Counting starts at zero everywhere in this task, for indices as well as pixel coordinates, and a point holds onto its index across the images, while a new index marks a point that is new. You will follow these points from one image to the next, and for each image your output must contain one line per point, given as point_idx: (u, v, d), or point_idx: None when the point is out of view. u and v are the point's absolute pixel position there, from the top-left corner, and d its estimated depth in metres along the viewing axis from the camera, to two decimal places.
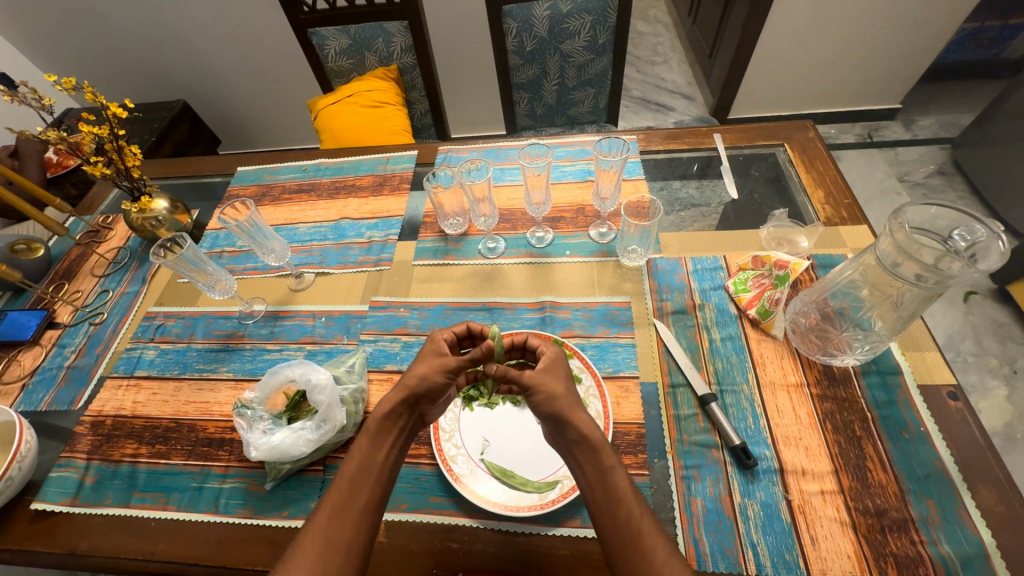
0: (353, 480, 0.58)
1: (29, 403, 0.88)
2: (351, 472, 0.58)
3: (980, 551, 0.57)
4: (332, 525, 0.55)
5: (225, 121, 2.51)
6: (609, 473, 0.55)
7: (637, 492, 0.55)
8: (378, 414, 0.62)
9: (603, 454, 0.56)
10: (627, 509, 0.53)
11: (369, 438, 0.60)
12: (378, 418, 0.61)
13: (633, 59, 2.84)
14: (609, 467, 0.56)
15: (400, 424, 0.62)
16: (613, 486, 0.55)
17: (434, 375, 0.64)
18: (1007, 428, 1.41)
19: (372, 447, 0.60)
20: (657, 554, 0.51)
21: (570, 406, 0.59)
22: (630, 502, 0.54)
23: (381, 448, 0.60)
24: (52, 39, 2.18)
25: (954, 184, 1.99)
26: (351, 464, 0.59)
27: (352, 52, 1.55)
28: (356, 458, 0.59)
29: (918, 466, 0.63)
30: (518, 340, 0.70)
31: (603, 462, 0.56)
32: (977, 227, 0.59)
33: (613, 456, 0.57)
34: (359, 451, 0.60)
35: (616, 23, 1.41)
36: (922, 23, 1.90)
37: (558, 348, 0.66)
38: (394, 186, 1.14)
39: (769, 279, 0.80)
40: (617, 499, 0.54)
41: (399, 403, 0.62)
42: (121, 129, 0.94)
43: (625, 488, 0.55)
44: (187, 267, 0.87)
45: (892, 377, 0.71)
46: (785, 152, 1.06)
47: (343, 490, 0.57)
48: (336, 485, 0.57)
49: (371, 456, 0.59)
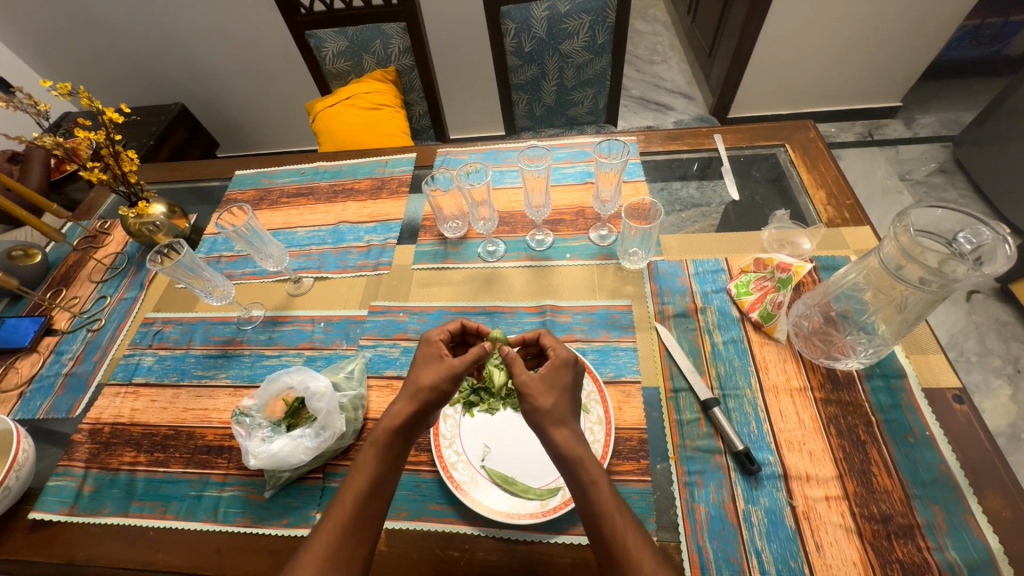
0: (359, 492, 0.57)
1: (26, 411, 0.87)
2: (356, 486, 0.57)
3: (986, 557, 0.56)
4: (337, 536, 0.54)
5: (223, 123, 2.50)
6: (590, 487, 0.54)
7: (622, 504, 0.54)
8: (388, 424, 0.60)
9: (583, 468, 0.55)
10: (610, 522, 0.52)
11: (377, 450, 0.59)
12: (386, 430, 0.60)
13: (632, 58, 2.83)
14: (591, 481, 0.55)
15: (406, 435, 0.61)
16: (595, 500, 0.54)
17: (428, 379, 0.63)
18: (1011, 428, 1.40)
19: (379, 459, 0.59)
20: (644, 565, 0.50)
21: (551, 421, 0.58)
22: (613, 514, 0.53)
23: (387, 460, 0.59)
24: (49, 42, 2.17)
25: (955, 182, 1.98)
26: (357, 475, 0.58)
27: (349, 54, 1.54)
28: (363, 470, 0.58)
29: (924, 472, 0.63)
30: (530, 338, 0.70)
31: (583, 477, 0.55)
32: (982, 230, 0.59)
33: (595, 469, 0.55)
34: (366, 463, 0.59)
35: (615, 23, 1.39)
36: (923, 20, 1.89)
37: (570, 352, 0.64)
38: (393, 189, 1.13)
39: (772, 281, 0.79)
40: (599, 514, 0.53)
41: (410, 417, 0.61)
42: (117, 134, 0.94)
43: (608, 501, 0.54)
44: (184, 273, 0.86)
45: (896, 380, 0.71)
46: (786, 152, 1.06)
47: (347, 502, 0.56)
48: (340, 496, 0.57)
49: (378, 467, 0.58)
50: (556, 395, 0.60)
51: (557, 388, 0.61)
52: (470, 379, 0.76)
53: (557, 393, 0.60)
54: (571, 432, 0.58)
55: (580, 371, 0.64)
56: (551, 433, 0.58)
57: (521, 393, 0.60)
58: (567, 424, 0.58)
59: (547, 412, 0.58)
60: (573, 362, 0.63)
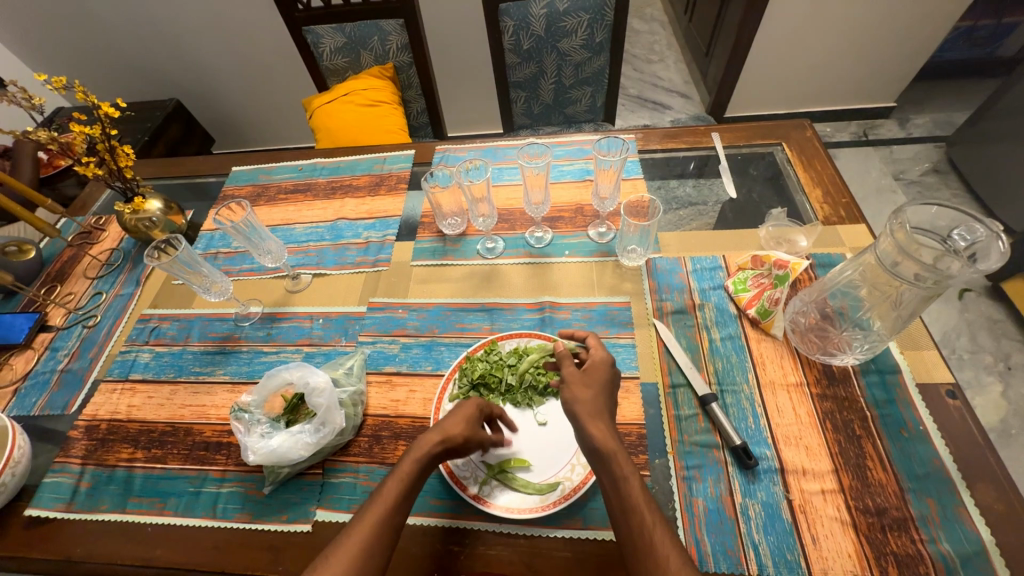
0: (393, 501, 0.57)
1: (21, 407, 0.87)
2: (391, 494, 0.57)
3: (978, 549, 0.57)
4: (368, 542, 0.54)
5: (218, 119, 2.48)
6: (622, 482, 0.55)
7: (651, 501, 0.54)
8: (432, 442, 0.61)
9: (615, 462, 0.56)
10: (639, 516, 0.53)
11: (417, 463, 0.59)
12: (429, 444, 0.60)
13: (629, 57, 2.84)
14: (622, 477, 0.55)
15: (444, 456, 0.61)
16: (626, 495, 0.54)
17: (456, 428, 0.62)
18: (1002, 424, 1.42)
19: (418, 471, 0.59)
20: (669, 564, 0.49)
21: (589, 413, 0.60)
22: (642, 510, 0.53)
23: (424, 473, 0.60)
24: (41, 37, 2.14)
25: (948, 181, 2.00)
26: (392, 484, 0.58)
27: (347, 50, 1.54)
28: (399, 480, 0.58)
29: (918, 465, 0.63)
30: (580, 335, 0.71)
31: (616, 472, 0.55)
32: (976, 227, 0.59)
33: (627, 465, 0.55)
34: (404, 473, 0.59)
35: (613, 21, 1.40)
36: (918, 21, 1.91)
37: (605, 351, 0.67)
38: (391, 185, 1.13)
39: (769, 278, 0.80)
40: (630, 508, 0.53)
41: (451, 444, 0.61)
42: (114, 129, 0.93)
43: (637, 495, 0.54)
44: (182, 269, 0.85)
45: (891, 376, 0.72)
46: (783, 151, 1.07)
47: (381, 508, 0.56)
48: (376, 500, 0.57)
49: (412, 479, 0.59)
50: (594, 391, 0.62)
51: (599, 383, 0.63)
52: (468, 376, 0.75)
53: (595, 388, 0.63)
54: (608, 426, 0.59)
55: (615, 370, 0.66)
56: (588, 425, 0.59)
57: (565, 384, 0.64)
58: (602, 418, 0.60)
59: (583, 404, 0.61)
60: (609, 361, 0.65)
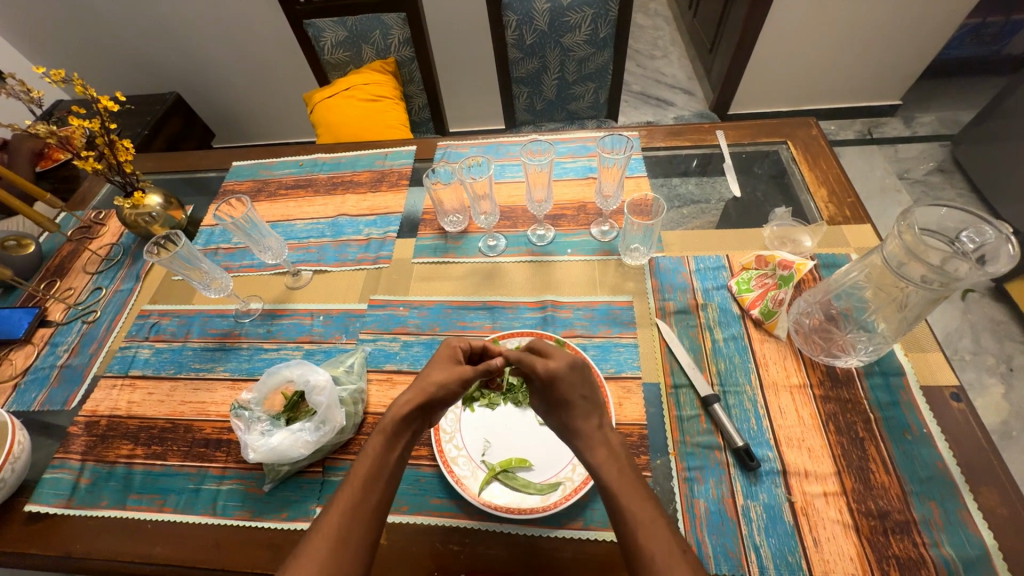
0: (365, 478, 0.57)
1: (21, 403, 0.87)
2: (363, 472, 0.57)
3: (982, 553, 0.57)
4: (345, 523, 0.53)
5: (218, 113, 2.47)
6: (608, 485, 0.56)
7: (639, 499, 0.54)
8: (394, 413, 0.62)
9: (602, 467, 0.57)
10: (629, 516, 0.53)
11: (383, 438, 0.60)
12: (392, 418, 0.61)
13: (632, 53, 2.82)
14: (607, 481, 0.56)
15: (412, 426, 0.63)
16: (614, 495, 0.55)
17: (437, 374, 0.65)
18: (1003, 426, 1.42)
19: (386, 446, 0.60)
20: (658, 557, 0.50)
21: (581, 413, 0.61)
22: (629, 509, 0.53)
23: (393, 447, 0.60)
24: (41, 29, 2.13)
25: (953, 181, 1.99)
26: (362, 462, 0.58)
27: (348, 44, 1.52)
28: (369, 457, 0.58)
29: (921, 468, 0.63)
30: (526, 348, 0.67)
31: (603, 478, 0.57)
32: (986, 229, 0.59)
33: (610, 468, 0.57)
34: (372, 450, 0.59)
35: (617, 17, 1.38)
36: (926, 17, 1.89)
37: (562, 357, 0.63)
38: (393, 182, 1.12)
39: (773, 278, 0.79)
40: (618, 506, 0.54)
41: (416, 408, 0.62)
42: (113, 123, 0.92)
43: (625, 496, 0.55)
44: (181, 265, 0.85)
45: (895, 378, 0.71)
46: (788, 150, 1.06)
47: (356, 487, 0.56)
48: (348, 482, 0.56)
49: (382, 454, 0.59)
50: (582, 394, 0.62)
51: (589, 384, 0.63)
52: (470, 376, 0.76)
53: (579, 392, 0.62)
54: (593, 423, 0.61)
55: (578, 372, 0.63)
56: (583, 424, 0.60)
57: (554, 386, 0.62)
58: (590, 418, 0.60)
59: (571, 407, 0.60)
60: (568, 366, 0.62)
